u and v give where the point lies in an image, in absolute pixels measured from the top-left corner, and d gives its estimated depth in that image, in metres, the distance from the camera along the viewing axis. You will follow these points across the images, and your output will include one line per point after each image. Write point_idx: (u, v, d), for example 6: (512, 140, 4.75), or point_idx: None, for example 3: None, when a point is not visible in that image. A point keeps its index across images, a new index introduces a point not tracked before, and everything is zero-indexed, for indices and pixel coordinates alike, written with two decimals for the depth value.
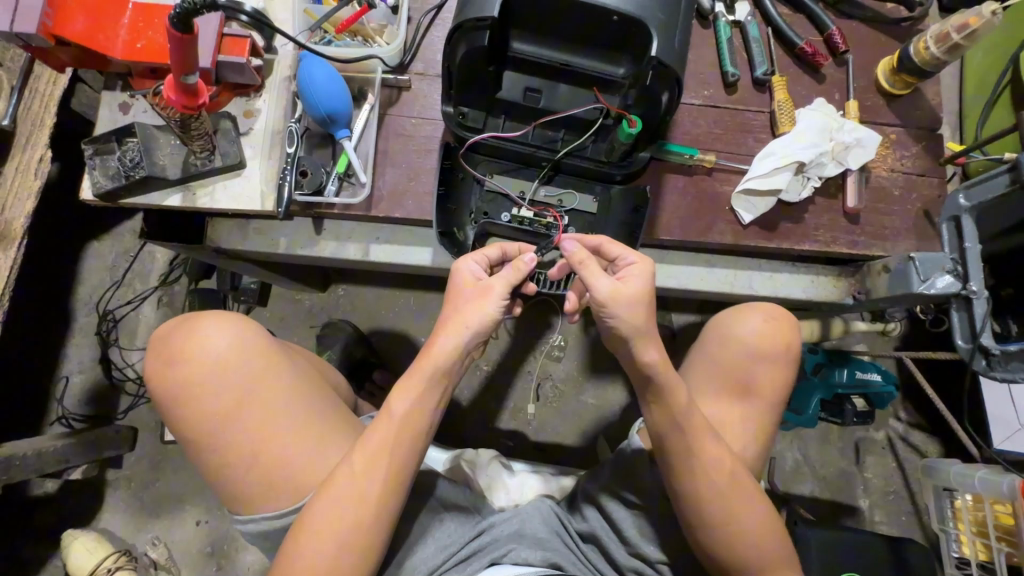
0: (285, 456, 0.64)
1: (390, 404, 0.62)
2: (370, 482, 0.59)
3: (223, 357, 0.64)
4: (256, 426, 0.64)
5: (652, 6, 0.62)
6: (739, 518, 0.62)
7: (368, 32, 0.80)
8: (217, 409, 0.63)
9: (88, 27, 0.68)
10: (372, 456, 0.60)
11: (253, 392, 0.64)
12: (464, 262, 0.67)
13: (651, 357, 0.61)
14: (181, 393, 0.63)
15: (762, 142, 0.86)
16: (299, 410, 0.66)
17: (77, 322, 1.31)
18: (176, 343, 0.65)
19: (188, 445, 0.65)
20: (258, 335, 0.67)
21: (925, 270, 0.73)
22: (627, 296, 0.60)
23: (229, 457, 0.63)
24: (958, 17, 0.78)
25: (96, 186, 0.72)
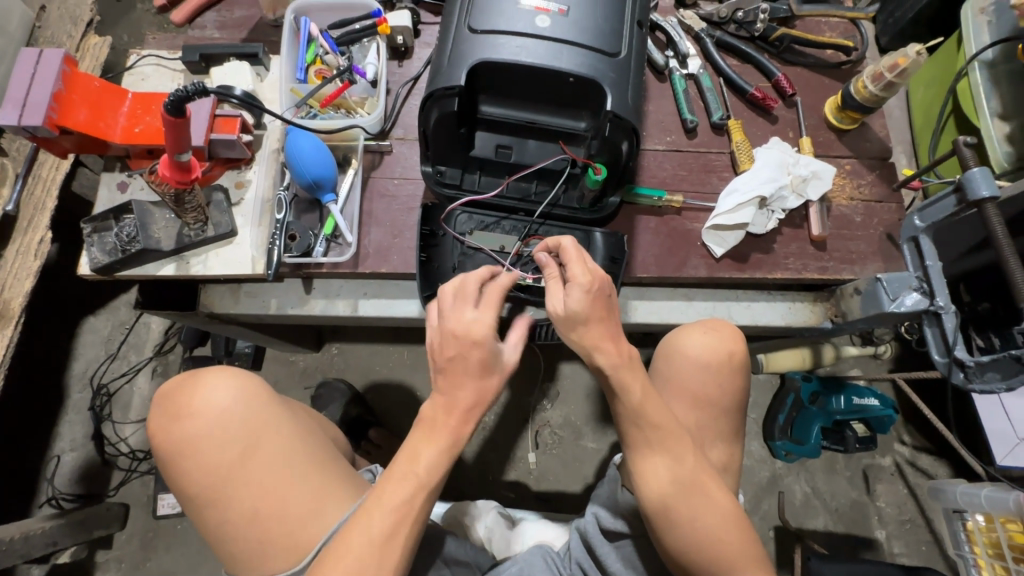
0: (284, 508, 0.63)
1: (411, 456, 0.59)
2: (376, 545, 0.55)
3: (227, 409, 0.65)
4: (256, 479, 0.64)
5: (604, 68, 0.69)
6: (721, 542, 0.61)
7: (350, 104, 0.85)
8: (217, 462, 0.64)
9: (90, 116, 0.73)
10: (381, 514, 0.56)
11: (257, 443, 0.65)
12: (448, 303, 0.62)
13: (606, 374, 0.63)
14: (183, 449, 0.64)
15: (726, 180, 0.91)
16: (299, 461, 0.66)
17: (71, 398, 1.31)
18: (178, 399, 0.66)
19: (189, 504, 0.64)
20: (260, 388, 0.69)
21: (893, 288, 0.77)
22: (564, 322, 0.63)
23: (230, 513, 0.63)
24: (889, 58, 0.85)
25: (93, 262, 0.75)
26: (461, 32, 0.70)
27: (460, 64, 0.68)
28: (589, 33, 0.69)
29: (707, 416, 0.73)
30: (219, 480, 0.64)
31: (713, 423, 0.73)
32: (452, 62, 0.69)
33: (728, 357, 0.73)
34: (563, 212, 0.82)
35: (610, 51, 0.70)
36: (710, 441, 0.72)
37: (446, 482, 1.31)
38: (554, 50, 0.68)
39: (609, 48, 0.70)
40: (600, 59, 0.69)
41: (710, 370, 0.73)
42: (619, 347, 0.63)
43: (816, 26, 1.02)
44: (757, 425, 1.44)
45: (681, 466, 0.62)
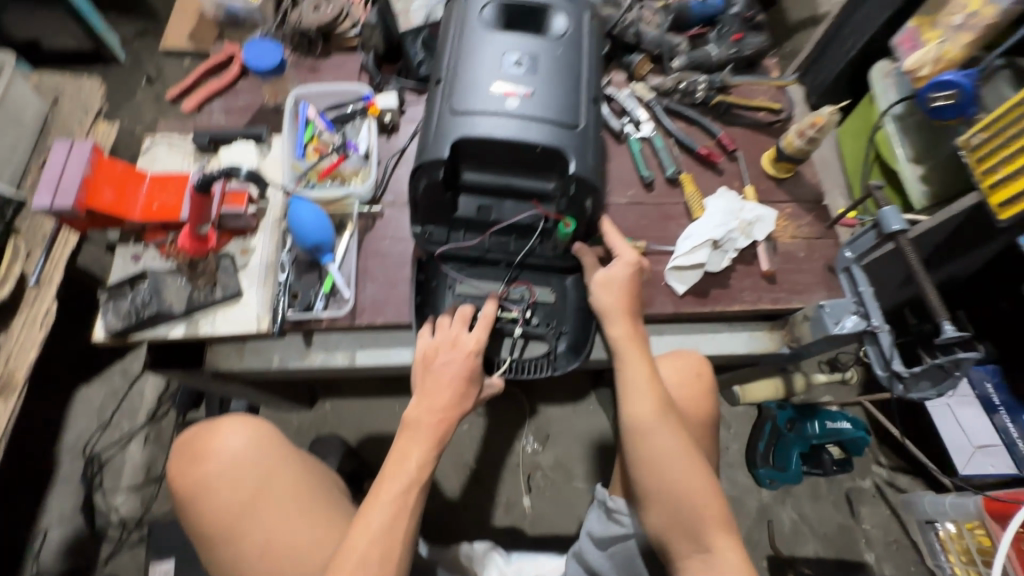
0: (293, 540, 0.72)
1: (405, 457, 0.72)
2: (386, 536, 0.67)
3: (241, 453, 0.76)
4: (265, 516, 0.73)
5: (566, 138, 0.79)
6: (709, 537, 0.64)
7: (346, 174, 0.96)
8: (233, 499, 0.73)
9: (113, 197, 0.81)
10: (388, 511, 0.68)
11: (267, 482, 0.75)
12: (444, 327, 0.80)
13: (620, 342, 0.78)
14: (202, 488, 0.74)
15: (683, 226, 1.02)
16: (305, 498, 0.75)
17: (61, 470, 1.30)
18: (198, 445, 0.77)
19: (206, 539, 0.73)
20: (270, 434, 0.79)
21: (835, 313, 0.86)
22: (603, 285, 0.81)
23: (242, 548, 0.72)
24: (808, 117, 1.00)
25: (109, 326, 0.81)
26: (443, 113, 0.80)
27: (443, 140, 0.78)
28: (552, 108, 0.80)
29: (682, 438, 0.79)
30: (233, 516, 0.73)
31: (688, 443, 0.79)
32: (436, 138, 0.79)
33: (697, 378, 0.81)
34: (539, 262, 0.90)
35: (570, 123, 0.80)
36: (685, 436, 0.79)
37: (442, 533, 1.32)
38: (522, 124, 0.78)
39: (569, 121, 0.80)
40: (562, 130, 0.79)
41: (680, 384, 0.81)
42: (634, 324, 0.80)
43: (749, 92, 1.18)
44: (740, 455, 1.50)
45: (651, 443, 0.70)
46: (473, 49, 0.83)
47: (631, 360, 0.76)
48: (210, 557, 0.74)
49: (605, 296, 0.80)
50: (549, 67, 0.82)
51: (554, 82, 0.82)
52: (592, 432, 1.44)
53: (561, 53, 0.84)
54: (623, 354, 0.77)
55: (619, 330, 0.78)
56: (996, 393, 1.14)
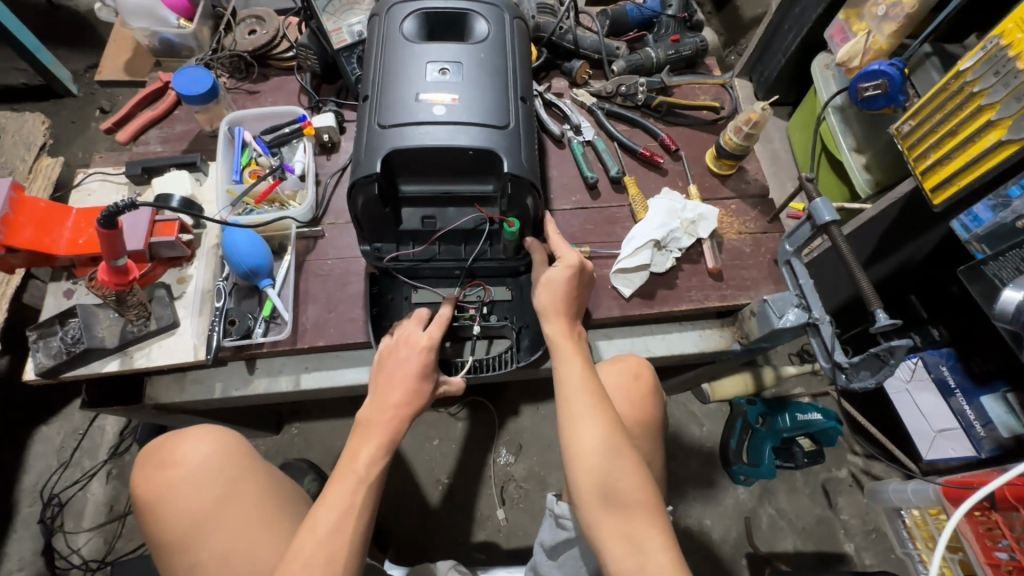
0: (253, 552, 0.69)
1: (355, 458, 0.68)
2: (335, 542, 0.62)
3: (205, 461, 0.73)
4: (226, 526, 0.70)
5: (497, 139, 0.76)
6: (646, 539, 0.63)
7: (283, 198, 0.95)
8: (195, 506, 0.71)
9: (36, 233, 0.80)
10: (337, 516, 0.63)
11: (232, 491, 0.72)
12: (406, 324, 0.78)
13: (556, 341, 0.77)
14: (163, 496, 0.71)
15: (628, 229, 1.02)
16: (271, 508, 0.73)
17: (20, 514, 1.27)
18: (163, 452, 0.74)
19: (166, 550, 0.71)
20: (237, 443, 0.77)
21: (779, 306, 0.87)
22: (544, 282, 0.79)
23: (201, 559, 0.69)
24: (743, 114, 1.00)
25: (39, 366, 0.79)
26: (372, 128, 0.77)
27: (374, 155, 0.75)
28: (482, 113, 0.78)
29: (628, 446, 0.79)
30: (194, 524, 0.70)
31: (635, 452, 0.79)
32: (368, 153, 0.75)
33: (635, 379, 0.83)
34: (492, 264, 0.87)
35: (499, 124, 0.78)
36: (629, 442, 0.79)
37: (415, 552, 1.30)
38: (452, 130, 0.76)
39: (498, 122, 0.78)
40: (493, 132, 0.77)
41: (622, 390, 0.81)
42: (573, 324, 0.79)
43: (691, 92, 1.19)
44: (714, 452, 1.49)
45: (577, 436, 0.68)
46: (398, 62, 0.82)
47: (570, 359, 0.75)
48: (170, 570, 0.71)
49: (543, 295, 0.79)
50: (474, 72, 0.82)
51: (479, 86, 0.80)
52: None
53: (484, 57, 0.83)
54: (564, 353, 0.76)
55: (553, 328, 0.78)
56: (951, 376, 1.15)
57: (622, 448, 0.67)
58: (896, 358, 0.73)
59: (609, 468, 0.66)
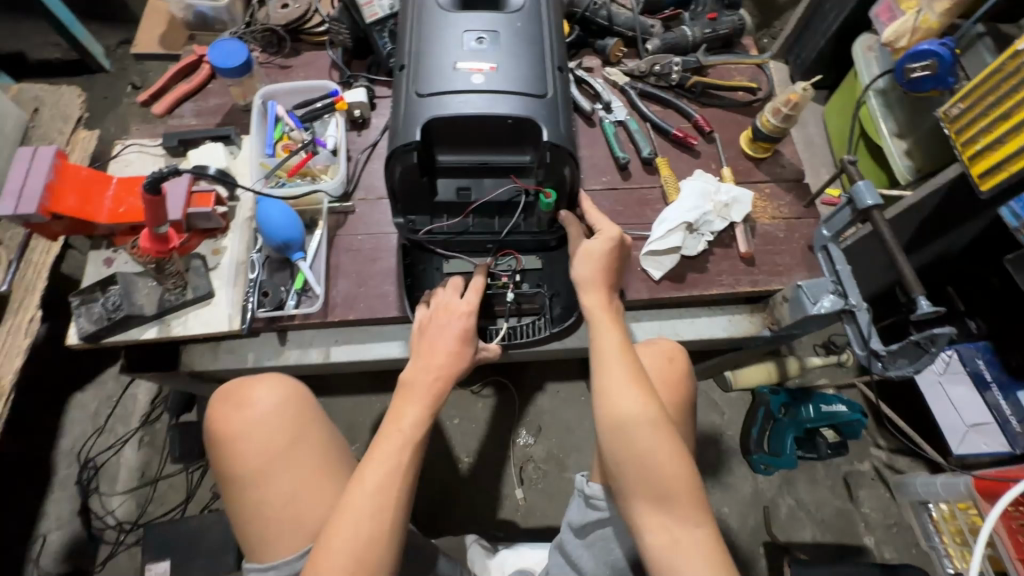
0: (314, 499, 0.72)
1: (400, 418, 0.68)
2: (381, 499, 0.63)
3: (275, 406, 0.76)
4: (294, 468, 0.73)
5: (535, 107, 0.76)
6: (676, 507, 0.63)
7: (315, 172, 0.96)
8: (268, 445, 0.73)
9: (79, 202, 0.82)
10: (383, 474, 0.64)
11: (302, 436, 0.76)
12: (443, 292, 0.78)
13: (592, 312, 0.76)
14: (238, 432, 0.74)
15: (659, 211, 1.01)
16: (335, 457, 0.77)
17: (57, 475, 1.32)
18: (238, 391, 0.77)
19: (235, 484, 0.72)
20: (304, 394, 0.79)
21: (812, 293, 0.85)
22: (581, 255, 0.79)
23: (269, 495, 0.71)
24: (782, 95, 0.98)
25: (81, 330, 0.81)
26: (410, 97, 0.77)
27: (413, 123, 0.75)
28: (519, 82, 0.77)
29: None
30: (265, 462, 0.73)
31: None
32: (406, 121, 0.75)
33: (670, 361, 0.82)
34: (525, 236, 0.87)
35: (538, 92, 0.77)
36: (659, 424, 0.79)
37: (435, 526, 1.32)
38: (490, 99, 0.75)
39: (536, 91, 0.77)
40: (531, 101, 0.76)
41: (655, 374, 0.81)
42: (610, 294, 0.78)
43: (726, 73, 1.16)
44: (734, 441, 1.48)
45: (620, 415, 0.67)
46: (435, 32, 0.82)
47: (607, 327, 0.74)
48: (230, 504, 0.73)
49: (582, 267, 0.78)
50: (511, 42, 0.81)
51: (517, 54, 0.80)
52: (584, 423, 1.43)
53: (520, 26, 0.82)
54: (599, 325, 0.75)
55: (591, 301, 0.77)
56: (987, 370, 1.12)
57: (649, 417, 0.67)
58: (937, 346, 0.72)
59: (647, 443, 0.65)
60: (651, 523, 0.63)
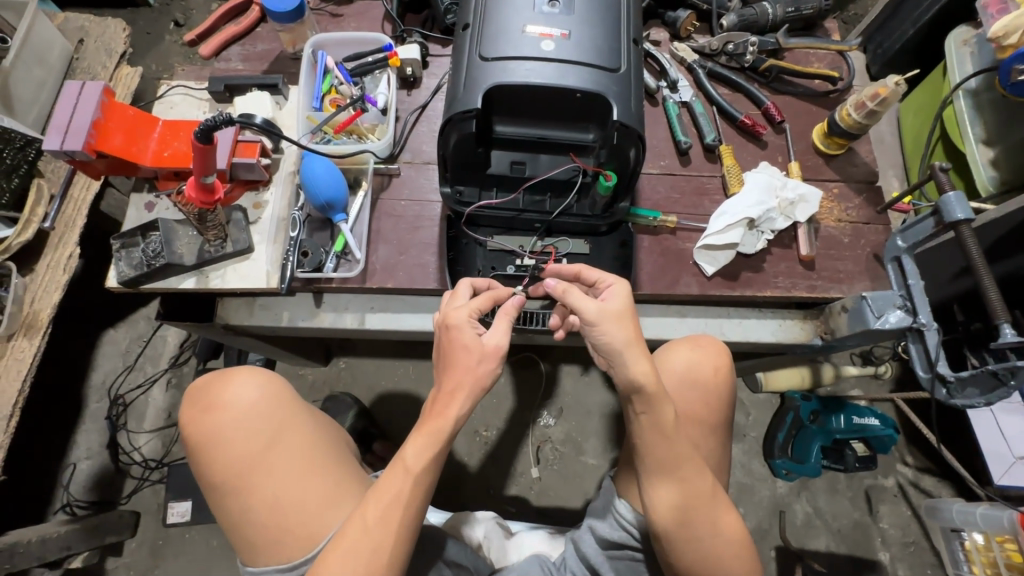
0: (302, 501, 0.69)
1: (403, 452, 0.64)
2: (381, 532, 0.62)
3: (254, 405, 0.72)
4: (274, 471, 0.69)
5: (606, 82, 0.70)
6: (712, 517, 0.69)
7: (362, 130, 0.92)
8: (243, 450, 0.70)
9: (125, 141, 0.80)
10: (385, 505, 0.63)
11: (279, 438, 0.71)
12: (462, 316, 0.68)
13: (644, 384, 0.66)
14: (214, 437, 0.70)
15: (718, 203, 0.95)
16: (319, 455, 0.72)
17: (88, 407, 1.36)
18: (212, 392, 0.73)
19: (217, 490, 0.70)
20: (284, 389, 0.76)
21: (878, 307, 0.78)
22: (614, 316, 0.68)
23: (250, 501, 0.68)
24: (869, 88, 0.89)
25: (121, 275, 0.80)
26: (473, 59, 0.72)
27: (475, 89, 0.70)
28: (592, 53, 0.71)
29: (697, 431, 0.78)
30: (243, 467, 0.70)
31: (703, 439, 0.78)
32: (468, 88, 0.70)
33: (714, 373, 0.79)
34: (576, 219, 0.83)
35: (610, 66, 0.71)
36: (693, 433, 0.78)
37: (449, 495, 1.34)
38: (559, 70, 0.70)
39: (609, 64, 0.72)
40: (602, 75, 0.71)
41: (698, 386, 0.79)
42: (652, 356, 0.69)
43: (804, 58, 1.08)
44: (757, 443, 1.45)
45: (672, 442, 0.68)
46: None
47: (660, 400, 0.67)
48: (216, 507, 0.71)
49: (621, 329, 0.67)
50: (586, 7, 0.74)
51: (592, 22, 0.74)
52: (607, 409, 1.41)
53: None
54: (655, 396, 0.67)
55: (643, 369, 0.66)
56: None
57: (682, 450, 0.68)
58: (1016, 380, 0.69)
59: (687, 473, 0.68)
60: (689, 548, 0.68)
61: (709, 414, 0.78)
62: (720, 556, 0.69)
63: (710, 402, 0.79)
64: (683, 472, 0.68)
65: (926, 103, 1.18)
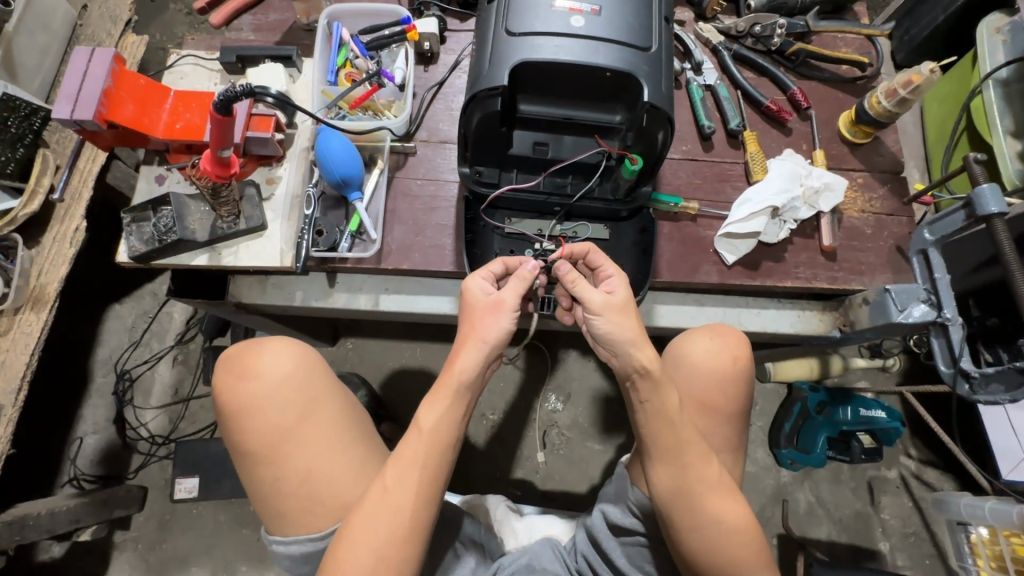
0: (332, 472, 0.68)
1: (418, 418, 0.65)
2: (400, 494, 0.62)
3: (286, 377, 0.70)
4: (308, 444, 0.69)
5: (637, 61, 0.68)
6: (718, 507, 0.68)
7: (378, 106, 0.89)
8: (276, 420, 0.68)
9: (136, 112, 0.77)
10: (404, 468, 0.63)
11: (315, 410, 0.70)
12: (473, 280, 0.72)
13: (649, 372, 0.66)
14: (248, 406, 0.69)
15: (740, 190, 0.93)
16: (349, 430, 0.72)
17: (94, 382, 1.35)
18: (243, 361, 0.71)
19: (249, 458, 0.68)
20: (315, 361, 0.73)
21: (902, 300, 0.76)
22: (617, 308, 0.68)
23: (283, 472, 0.67)
24: (902, 75, 0.87)
25: (132, 250, 0.79)
26: (499, 34, 0.69)
27: (501, 65, 0.67)
28: (623, 30, 0.69)
29: (712, 421, 0.77)
30: (275, 437, 0.68)
31: (718, 428, 0.77)
32: (493, 65, 0.68)
33: (733, 363, 0.78)
34: (598, 203, 0.81)
35: (641, 45, 0.69)
36: (706, 422, 0.77)
37: (456, 476, 1.34)
38: (589, 47, 0.68)
39: (641, 43, 0.69)
40: (633, 54, 0.68)
41: (715, 376, 0.77)
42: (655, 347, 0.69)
43: (832, 42, 1.04)
44: (763, 432, 1.45)
45: (679, 430, 0.68)
46: None
47: (663, 389, 0.67)
48: (245, 476, 0.69)
49: (626, 324, 0.67)
50: None
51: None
52: (614, 396, 1.41)
53: None
54: (659, 383, 0.67)
55: (649, 359, 0.66)
56: None
57: (689, 439, 0.68)
58: None
59: (692, 460, 0.68)
60: (694, 538, 0.67)
61: (725, 404, 0.77)
62: (727, 546, 0.67)
63: (728, 392, 0.77)
64: (685, 458, 0.68)
65: (952, 92, 1.15)
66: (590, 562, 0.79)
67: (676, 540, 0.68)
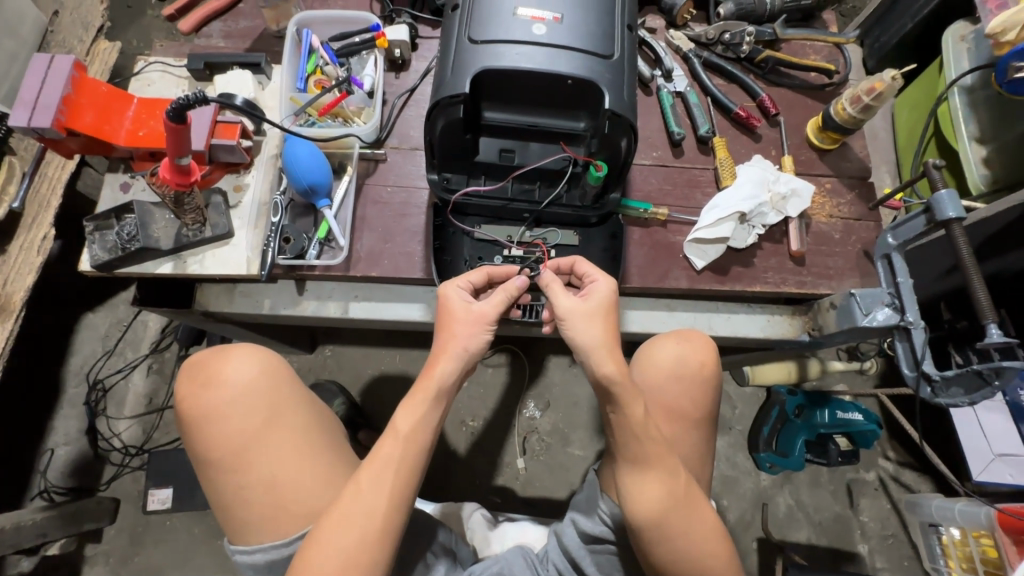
0: (298, 479, 0.67)
1: (395, 420, 0.64)
2: (375, 498, 0.61)
3: (251, 383, 0.69)
4: (275, 451, 0.68)
5: (599, 69, 0.68)
6: (694, 517, 0.67)
7: (347, 113, 0.89)
8: (240, 427, 0.68)
9: (97, 120, 0.77)
10: (378, 469, 0.62)
11: (280, 416, 0.69)
12: (451, 287, 0.71)
13: (614, 382, 0.66)
14: (212, 413, 0.68)
15: (709, 196, 0.94)
16: (316, 435, 0.71)
17: (66, 393, 1.33)
18: (207, 367, 0.70)
19: (214, 467, 0.67)
20: (281, 367, 0.72)
21: (866, 304, 0.77)
22: (585, 315, 0.69)
23: (249, 479, 0.66)
24: (866, 82, 0.88)
25: (93, 259, 0.78)
26: (462, 42, 0.69)
27: (462, 73, 0.67)
28: (584, 38, 0.69)
29: (680, 428, 0.77)
30: (241, 445, 0.67)
31: (685, 435, 0.77)
32: (456, 72, 0.68)
33: (700, 367, 0.78)
34: (566, 209, 0.82)
35: (603, 52, 0.69)
36: (678, 430, 0.77)
37: (436, 484, 1.33)
38: (550, 55, 0.68)
39: (603, 50, 0.70)
40: (595, 62, 0.69)
41: (683, 380, 0.78)
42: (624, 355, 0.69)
43: (800, 50, 1.06)
44: (743, 436, 1.46)
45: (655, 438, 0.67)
46: None
47: (630, 400, 0.66)
48: (208, 485, 0.68)
49: (593, 329, 0.68)
50: None
51: (585, 5, 0.71)
52: (594, 401, 1.40)
53: None
54: (624, 395, 0.66)
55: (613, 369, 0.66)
56: None
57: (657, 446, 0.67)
58: (1001, 380, 0.70)
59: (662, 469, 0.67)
60: (665, 552, 0.66)
61: (693, 410, 0.77)
62: (698, 557, 0.67)
63: (696, 398, 0.78)
64: (660, 466, 0.67)
65: (920, 98, 1.17)
66: (561, 570, 0.78)
67: (648, 554, 0.67)
